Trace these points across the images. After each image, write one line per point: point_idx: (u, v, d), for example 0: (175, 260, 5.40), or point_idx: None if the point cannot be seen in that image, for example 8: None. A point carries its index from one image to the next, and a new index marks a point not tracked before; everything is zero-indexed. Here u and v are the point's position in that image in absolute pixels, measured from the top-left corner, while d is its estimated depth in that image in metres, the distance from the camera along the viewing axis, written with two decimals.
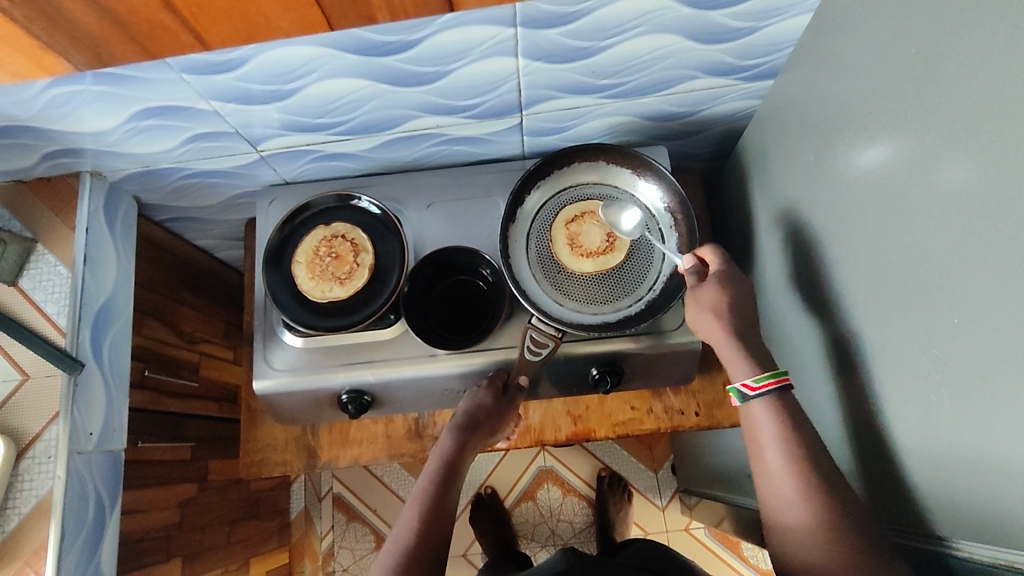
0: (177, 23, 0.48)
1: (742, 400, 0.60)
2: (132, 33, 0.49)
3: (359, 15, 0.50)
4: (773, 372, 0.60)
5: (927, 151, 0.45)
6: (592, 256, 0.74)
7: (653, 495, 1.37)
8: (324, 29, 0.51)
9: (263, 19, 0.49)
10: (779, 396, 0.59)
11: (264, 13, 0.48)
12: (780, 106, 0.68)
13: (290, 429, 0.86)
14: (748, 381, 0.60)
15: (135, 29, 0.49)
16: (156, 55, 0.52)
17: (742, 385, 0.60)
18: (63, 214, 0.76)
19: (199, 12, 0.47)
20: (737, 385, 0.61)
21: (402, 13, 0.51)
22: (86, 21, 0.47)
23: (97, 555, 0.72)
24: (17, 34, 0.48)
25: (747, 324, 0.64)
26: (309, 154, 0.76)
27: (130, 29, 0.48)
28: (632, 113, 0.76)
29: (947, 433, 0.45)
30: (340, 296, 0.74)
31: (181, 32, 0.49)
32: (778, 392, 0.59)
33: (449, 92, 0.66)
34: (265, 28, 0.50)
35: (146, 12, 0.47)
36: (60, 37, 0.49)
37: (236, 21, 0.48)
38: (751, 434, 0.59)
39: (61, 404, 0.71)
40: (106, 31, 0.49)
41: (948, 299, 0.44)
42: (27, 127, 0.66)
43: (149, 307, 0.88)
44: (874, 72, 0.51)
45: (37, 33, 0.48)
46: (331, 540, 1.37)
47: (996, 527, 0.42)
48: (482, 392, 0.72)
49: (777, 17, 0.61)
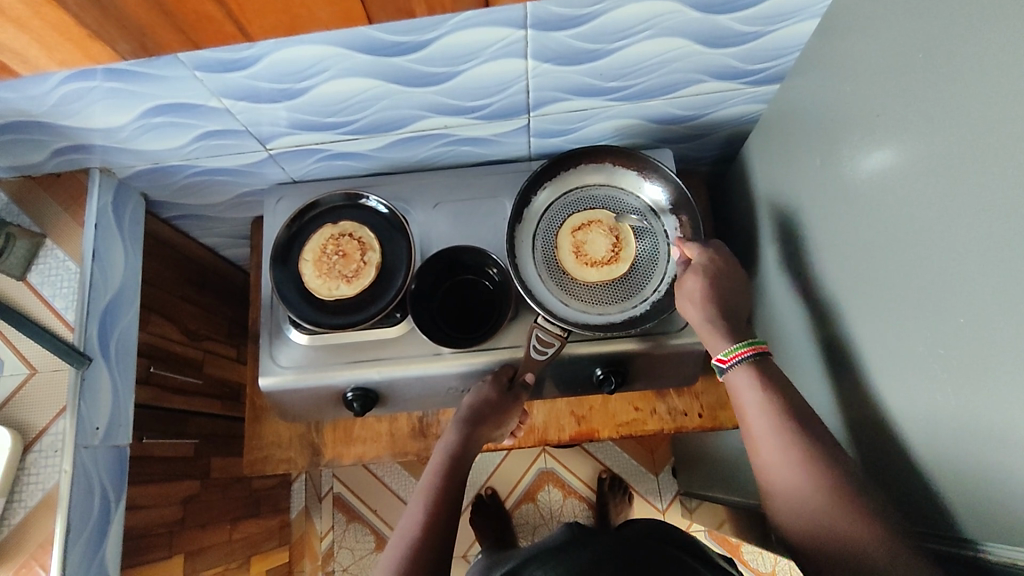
0: (222, 13, 0.48)
1: (721, 375, 0.62)
2: (177, 22, 0.49)
3: (398, 9, 0.51)
4: (748, 342, 0.61)
5: (933, 154, 0.45)
6: (597, 266, 0.74)
7: (653, 498, 1.37)
8: (360, 21, 0.52)
9: (305, 11, 0.49)
10: (751, 356, 0.60)
11: (306, 5, 0.49)
12: (785, 110, 0.69)
13: (294, 426, 0.86)
14: (719, 356, 0.62)
15: (180, 18, 0.49)
16: (199, 44, 0.52)
17: (716, 359, 0.62)
18: (72, 210, 0.76)
19: (245, 4, 0.48)
20: (713, 362, 0.63)
21: (439, 7, 0.52)
22: (134, 10, 0.47)
23: (102, 550, 0.72)
24: (64, 22, 0.47)
25: (717, 288, 0.66)
26: (317, 153, 0.77)
27: (176, 19, 0.48)
28: (639, 116, 0.77)
29: (956, 434, 0.46)
30: (347, 294, 0.75)
31: (224, 22, 0.49)
32: (755, 358, 0.60)
33: (459, 92, 0.67)
34: (306, 18, 0.51)
35: (194, 2, 0.47)
36: (107, 25, 0.49)
37: (281, 13, 0.49)
38: (732, 392, 0.61)
39: (67, 398, 0.71)
40: (152, 20, 0.48)
41: (956, 301, 0.44)
42: (39, 123, 0.66)
43: (155, 303, 0.88)
44: (879, 78, 0.51)
45: (86, 20, 0.48)
46: (331, 540, 1.37)
47: (1005, 525, 0.43)
48: (487, 387, 0.72)
49: (784, 22, 0.62)
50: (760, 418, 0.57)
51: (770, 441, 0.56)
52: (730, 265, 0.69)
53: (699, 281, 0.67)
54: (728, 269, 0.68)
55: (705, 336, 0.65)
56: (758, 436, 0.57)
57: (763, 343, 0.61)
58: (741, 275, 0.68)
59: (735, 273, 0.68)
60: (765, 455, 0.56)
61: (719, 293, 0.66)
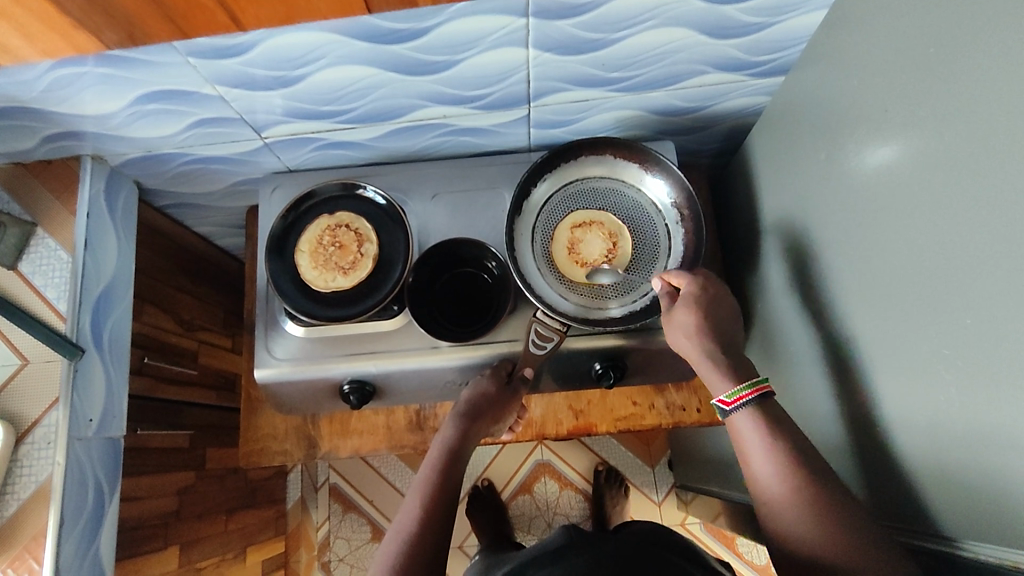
0: (215, 3, 0.48)
1: (724, 416, 0.61)
2: (167, 11, 0.48)
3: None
4: (749, 382, 0.59)
5: (940, 151, 0.44)
6: (586, 266, 0.74)
7: (649, 490, 1.38)
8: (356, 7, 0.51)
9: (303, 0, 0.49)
10: (754, 399, 0.58)
11: None
12: (790, 103, 0.68)
13: (291, 418, 0.86)
14: (722, 397, 0.60)
15: (173, 9, 0.48)
16: (189, 34, 0.51)
17: (718, 401, 0.60)
18: (63, 198, 0.75)
19: None
20: (716, 403, 0.61)
21: None
22: None
23: (96, 541, 0.72)
24: (49, 7, 0.46)
25: (714, 323, 0.65)
26: (314, 142, 0.76)
27: (167, 9, 0.48)
28: (640, 107, 0.75)
29: (953, 435, 0.45)
30: (344, 286, 0.74)
31: (217, 11, 0.49)
32: (759, 400, 0.59)
33: (458, 82, 0.66)
34: (303, 8, 0.50)
35: None
36: (93, 12, 0.47)
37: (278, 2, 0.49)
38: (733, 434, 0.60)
39: (60, 390, 0.70)
40: (141, 8, 0.47)
41: (960, 302, 0.43)
42: (29, 109, 0.65)
43: (149, 293, 0.87)
44: (886, 72, 0.50)
45: (71, 8, 0.47)
46: (327, 529, 1.37)
47: (999, 527, 0.42)
48: (485, 381, 0.71)
49: (791, 13, 0.61)
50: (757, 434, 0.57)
51: (774, 474, 0.55)
52: (722, 294, 0.67)
53: (695, 316, 0.65)
54: (719, 298, 0.67)
55: (705, 374, 0.63)
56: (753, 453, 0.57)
57: (765, 382, 0.60)
58: (734, 305, 0.67)
59: (727, 302, 0.67)
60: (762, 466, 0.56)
61: (714, 328, 0.65)
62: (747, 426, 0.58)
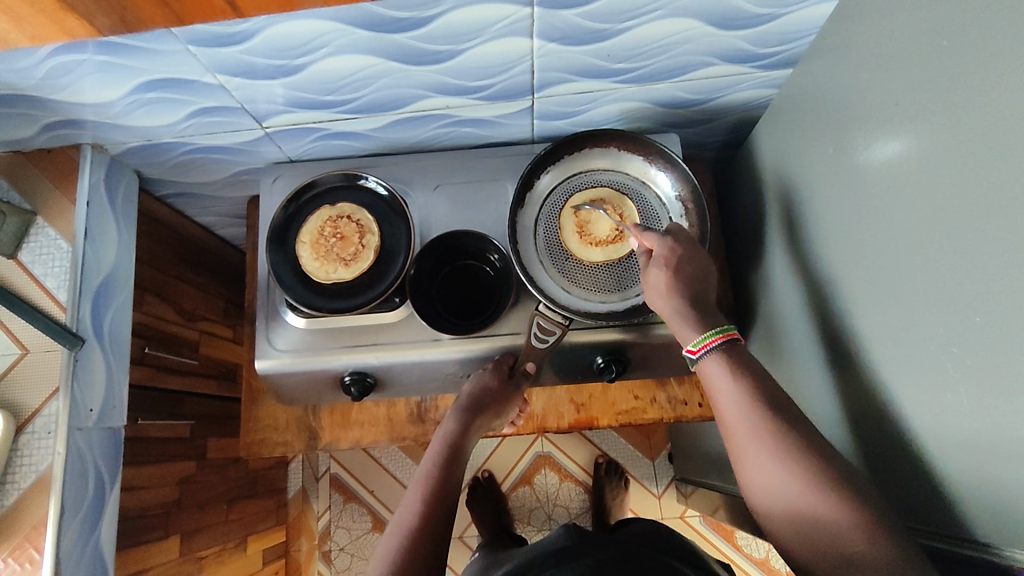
0: None
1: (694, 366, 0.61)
2: None
3: None
4: (718, 329, 0.60)
5: (949, 147, 0.44)
6: (601, 246, 0.73)
7: (649, 483, 1.38)
8: None
9: None
10: (721, 344, 0.59)
11: None
12: (797, 96, 0.67)
13: (292, 410, 0.85)
14: (689, 347, 0.61)
15: None
16: (186, 19, 0.50)
17: (687, 351, 0.61)
18: (63, 187, 0.75)
19: None
20: (685, 353, 0.62)
21: None
22: None
23: (97, 531, 0.72)
24: None
25: (688, 273, 0.64)
26: (315, 132, 0.75)
27: None
28: (645, 99, 0.75)
29: (963, 433, 0.45)
30: (344, 277, 0.73)
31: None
32: (726, 346, 0.59)
33: (461, 72, 0.65)
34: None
35: None
36: None
37: None
38: (705, 383, 0.60)
39: (60, 379, 0.70)
40: None
41: (969, 300, 0.43)
42: (28, 97, 0.64)
43: (149, 283, 0.87)
44: (895, 65, 0.50)
45: None
46: (327, 519, 1.37)
47: (1011, 526, 0.42)
48: (487, 374, 0.71)
49: (801, 4, 0.60)
50: (730, 391, 0.57)
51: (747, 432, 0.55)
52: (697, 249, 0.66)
53: (666, 272, 0.63)
54: (688, 252, 0.65)
55: (677, 328, 0.63)
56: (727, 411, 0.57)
57: (733, 329, 0.61)
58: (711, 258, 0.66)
59: (701, 254, 0.66)
60: (734, 422, 0.56)
61: (688, 282, 0.63)
62: (721, 387, 0.57)
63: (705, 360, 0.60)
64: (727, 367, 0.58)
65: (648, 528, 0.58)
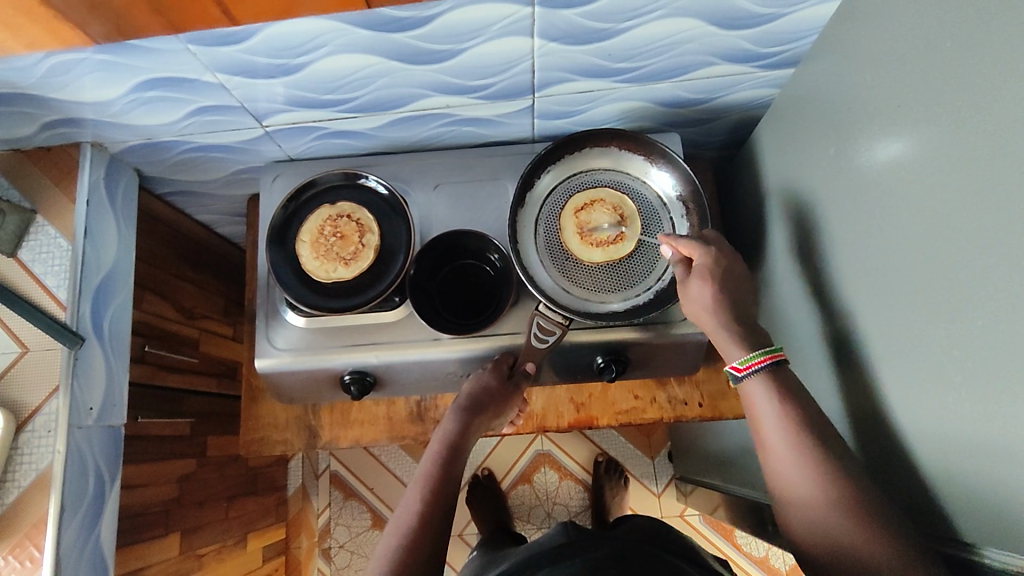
0: None
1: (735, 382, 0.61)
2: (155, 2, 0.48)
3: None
4: (766, 348, 0.59)
5: (950, 148, 0.44)
6: (603, 246, 0.72)
7: (649, 481, 1.38)
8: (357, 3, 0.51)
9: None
10: (768, 365, 0.58)
11: None
12: (799, 96, 0.67)
13: (291, 408, 0.85)
14: (735, 364, 0.60)
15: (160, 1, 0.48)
16: (178, 26, 0.51)
17: (731, 367, 0.61)
18: (63, 185, 0.74)
19: None
20: (727, 369, 0.61)
21: None
22: None
23: (97, 529, 0.72)
24: None
25: (728, 287, 0.63)
26: (316, 131, 0.75)
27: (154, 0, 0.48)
28: (646, 98, 0.74)
29: (961, 436, 0.45)
30: (344, 277, 0.73)
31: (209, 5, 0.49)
32: (772, 366, 0.59)
33: (461, 71, 0.65)
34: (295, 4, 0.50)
35: None
36: None
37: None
38: (747, 402, 0.60)
39: (60, 377, 0.70)
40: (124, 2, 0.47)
41: (969, 303, 0.43)
42: (28, 96, 0.64)
43: (149, 281, 0.87)
44: (897, 66, 0.50)
45: None
46: (327, 517, 1.38)
47: (1008, 531, 0.42)
48: (487, 374, 0.71)
49: (803, 3, 0.60)
50: (772, 414, 0.56)
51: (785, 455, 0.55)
52: (732, 259, 0.66)
53: (709, 287, 0.63)
54: (731, 267, 0.65)
55: (719, 342, 0.63)
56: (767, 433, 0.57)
57: (780, 349, 0.60)
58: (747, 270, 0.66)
59: (736, 264, 0.65)
60: (773, 443, 0.56)
61: (729, 296, 0.63)
62: (763, 408, 0.57)
63: (748, 378, 0.59)
64: (770, 390, 0.57)
65: (647, 528, 0.58)
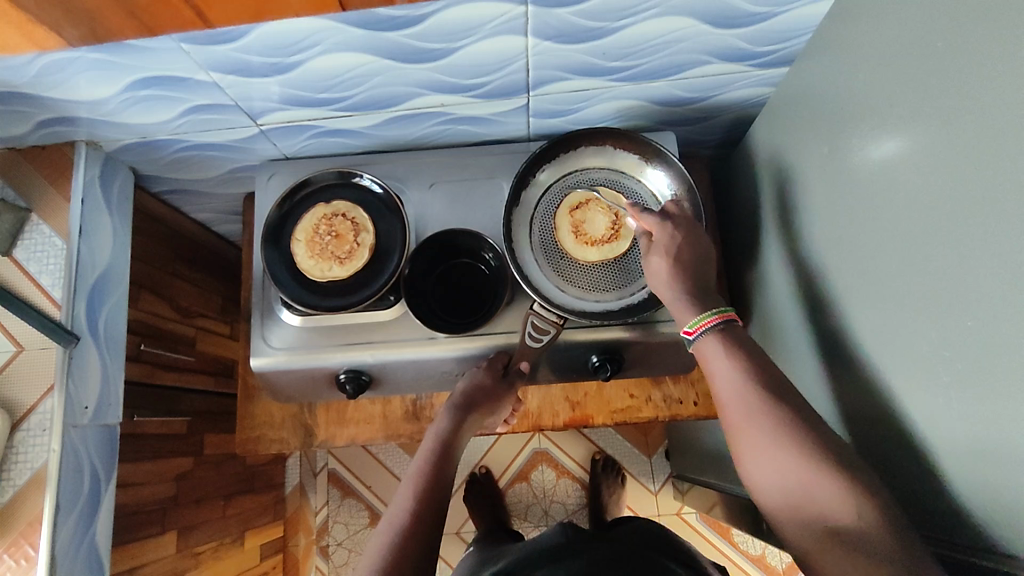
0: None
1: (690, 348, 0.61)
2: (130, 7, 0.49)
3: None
4: (717, 309, 0.61)
5: (943, 147, 0.44)
6: (597, 245, 0.72)
7: (646, 480, 1.38)
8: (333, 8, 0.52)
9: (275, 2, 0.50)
10: (719, 324, 0.59)
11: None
12: (794, 95, 0.67)
13: (287, 407, 0.86)
14: (685, 327, 0.61)
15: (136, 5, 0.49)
16: (153, 29, 0.52)
17: (682, 331, 0.62)
18: (58, 184, 0.74)
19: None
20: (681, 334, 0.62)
21: None
22: None
23: (93, 527, 0.72)
24: None
25: (685, 253, 0.64)
26: (310, 130, 0.75)
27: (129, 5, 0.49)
28: (641, 97, 0.74)
29: (955, 436, 0.45)
30: (339, 275, 0.72)
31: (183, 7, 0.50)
32: (721, 326, 0.59)
33: (455, 70, 0.65)
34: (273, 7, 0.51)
35: None
36: None
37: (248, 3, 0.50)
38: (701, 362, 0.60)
39: (55, 376, 0.70)
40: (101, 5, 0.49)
41: (962, 302, 0.43)
42: (21, 95, 0.64)
43: (145, 280, 0.87)
44: (891, 64, 0.49)
45: None
46: (325, 514, 1.38)
47: (1003, 530, 0.42)
48: (480, 373, 0.71)
49: (797, 2, 0.59)
50: (726, 370, 0.56)
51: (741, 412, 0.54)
52: (691, 228, 0.66)
53: (664, 256, 0.63)
54: (689, 237, 0.65)
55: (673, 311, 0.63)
56: (723, 394, 0.56)
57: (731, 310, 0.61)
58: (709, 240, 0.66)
59: (696, 232, 0.66)
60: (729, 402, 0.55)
61: (684, 264, 0.63)
62: (716, 366, 0.57)
63: (701, 339, 0.60)
64: (724, 348, 0.58)
65: (645, 529, 0.57)
